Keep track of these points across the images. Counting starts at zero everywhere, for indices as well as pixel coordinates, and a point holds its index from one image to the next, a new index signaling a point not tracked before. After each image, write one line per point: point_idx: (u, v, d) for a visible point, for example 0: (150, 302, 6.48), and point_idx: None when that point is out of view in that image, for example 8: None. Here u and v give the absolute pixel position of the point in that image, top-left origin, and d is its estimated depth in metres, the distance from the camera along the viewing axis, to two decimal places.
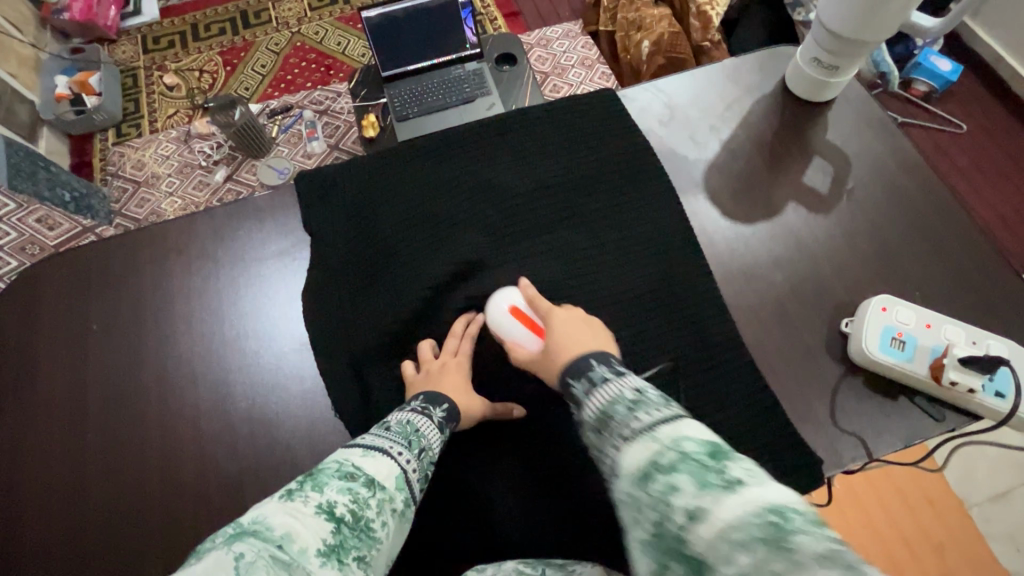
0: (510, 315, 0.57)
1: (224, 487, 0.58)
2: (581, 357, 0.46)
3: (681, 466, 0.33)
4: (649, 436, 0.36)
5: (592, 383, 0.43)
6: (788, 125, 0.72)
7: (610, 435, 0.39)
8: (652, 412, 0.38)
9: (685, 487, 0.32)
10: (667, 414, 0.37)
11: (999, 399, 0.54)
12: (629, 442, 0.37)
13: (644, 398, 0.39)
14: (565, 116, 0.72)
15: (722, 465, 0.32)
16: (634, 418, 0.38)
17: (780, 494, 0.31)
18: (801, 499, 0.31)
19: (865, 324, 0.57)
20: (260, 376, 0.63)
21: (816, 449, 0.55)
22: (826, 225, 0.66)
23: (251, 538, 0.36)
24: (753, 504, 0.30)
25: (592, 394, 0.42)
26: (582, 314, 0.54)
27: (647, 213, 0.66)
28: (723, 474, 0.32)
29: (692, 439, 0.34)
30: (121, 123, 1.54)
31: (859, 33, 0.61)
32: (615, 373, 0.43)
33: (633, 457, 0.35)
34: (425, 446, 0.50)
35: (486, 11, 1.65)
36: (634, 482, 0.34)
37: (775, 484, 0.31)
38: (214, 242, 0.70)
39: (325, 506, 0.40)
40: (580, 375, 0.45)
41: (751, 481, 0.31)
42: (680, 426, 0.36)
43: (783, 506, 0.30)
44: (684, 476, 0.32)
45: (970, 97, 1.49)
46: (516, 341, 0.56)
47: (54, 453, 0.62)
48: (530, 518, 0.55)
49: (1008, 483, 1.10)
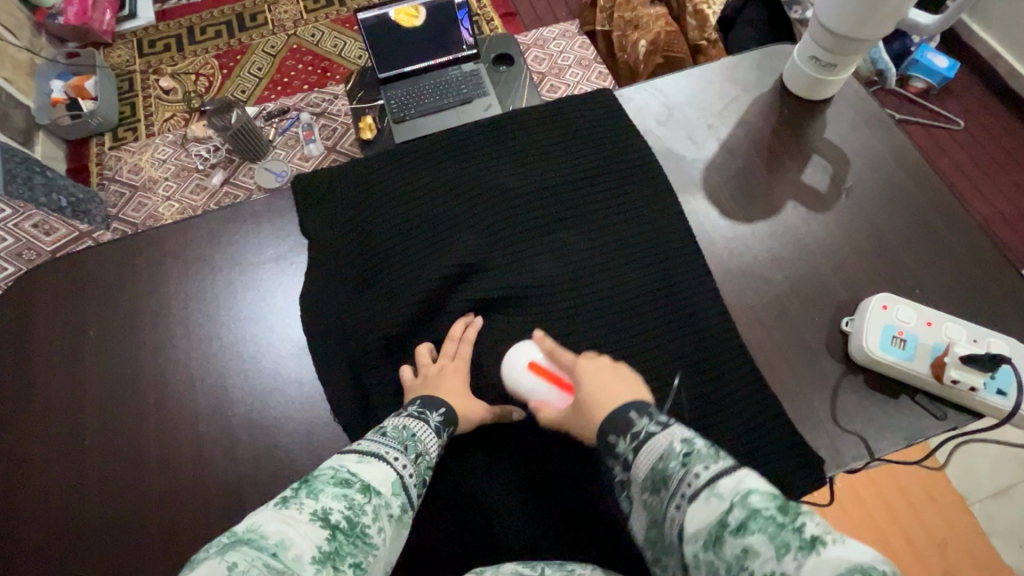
0: (532, 373, 0.56)
1: (221, 493, 0.58)
2: (622, 408, 0.48)
3: (753, 524, 0.35)
4: (714, 495, 0.38)
5: (639, 439, 0.45)
6: (785, 123, 0.72)
7: (672, 495, 0.41)
8: (711, 469, 0.40)
9: (761, 547, 0.34)
10: (725, 470, 0.39)
11: (1001, 397, 0.54)
12: (695, 503, 0.39)
13: (696, 451, 0.42)
14: (563, 117, 0.72)
15: (794, 521, 0.34)
16: (693, 476, 0.40)
17: (854, 550, 0.33)
18: (874, 553, 0.32)
19: (866, 323, 0.57)
20: (259, 380, 0.63)
21: (817, 448, 0.55)
22: (825, 223, 0.66)
23: (244, 547, 0.35)
24: (831, 562, 0.32)
25: (643, 451, 0.44)
26: (607, 360, 0.54)
27: (645, 213, 0.66)
28: (797, 531, 0.34)
29: (758, 494, 0.37)
30: (117, 127, 1.54)
31: (855, 31, 0.61)
32: (660, 425, 0.45)
33: (704, 519, 0.38)
34: (422, 451, 0.50)
35: (482, 12, 1.65)
36: (709, 546, 0.36)
37: (847, 540, 0.33)
38: (211, 246, 0.69)
39: (319, 513, 0.39)
40: (624, 430, 0.46)
41: (824, 537, 0.33)
42: (742, 482, 0.38)
43: (861, 559, 0.32)
44: (759, 536, 0.34)
45: (968, 93, 1.49)
46: (544, 402, 0.55)
47: (51, 459, 0.61)
48: (530, 521, 0.55)
49: (1010, 480, 1.09)
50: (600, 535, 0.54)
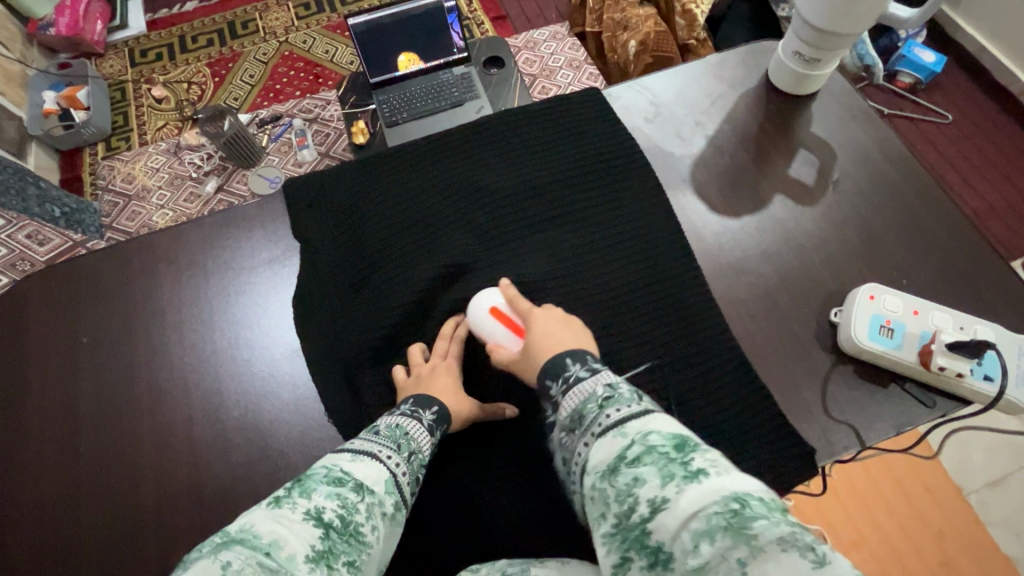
0: (490, 315, 0.57)
1: (217, 496, 0.58)
2: (557, 355, 0.49)
3: (648, 459, 0.37)
4: (619, 432, 0.40)
5: (568, 384, 0.47)
6: (772, 118, 0.72)
7: (583, 431, 0.43)
8: (622, 409, 0.42)
9: (650, 478, 0.36)
10: (636, 411, 0.41)
11: (987, 382, 0.54)
12: (602, 438, 0.41)
13: (615, 395, 0.43)
14: (551, 116, 0.72)
15: (684, 456, 0.36)
16: (604, 415, 0.42)
17: (736, 482, 0.35)
18: (756, 487, 0.34)
19: (854, 313, 0.58)
20: (253, 383, 0.63)
21: (809, 438, 0.56)
22: (812, 217, 0.67)
23: (238, 547, 0.36)
24: (711, 491, 0.34)
25: (568, 393, 0.46)
26: (560, 313, 0.55)
27: (634, 209, 0.66)
28: (684, 464, 0.36)
29: (658, 433, 0.39)
30: (109, 136, 1.54)
31: (837, 26, 0.62)
32: (590, 371, 0.47)
33: (605, 452, 0.39)
34: (415, 449, 0.50)
35: (473, 16, 1.66)
36: (604, 475, 0.38)
37: (731, 473, 0.35)
38: (204, 251, 0.70)
39: (313, 512, 0.40)
40: (557, 375, 0.48)
41: (710, 471, 0.35)
42: (648, 422, 0.40)
43: (742, 492, 0.34)
44: (648, 467, 0.36)
45: (955, 87, 1.51)
46: (498, 343, 0.56)
47: (46, 468, 0.61)
48: (526, 515, 0.55)
49: (1005, 469, 1.10)
50: None
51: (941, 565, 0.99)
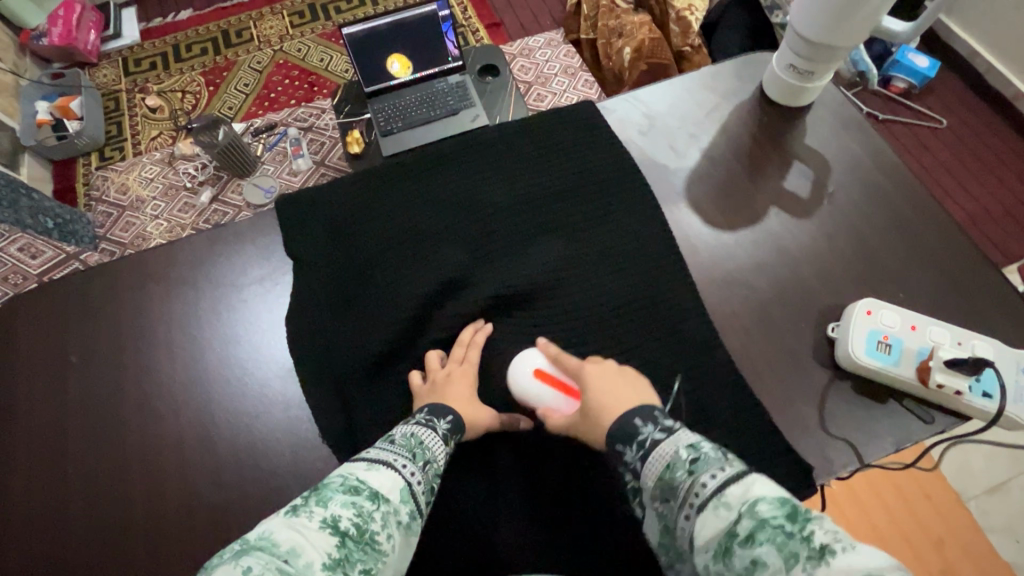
0: (536, 380, 0.56)
1: (207, 521, 0.57)
2: (624, 416, 0.48)
3: (761, 535, 0.35)
4: (721, 503, 0.38)
5: (644, 447, 0.46)
6: (766, 130, 0.72)
7: (680, 504, 0.41)
8: (717, 475, 0.40)
9: (770, 559, 0.34)
10: (732, 476, 0.39)
11: (986, 399, 0.54)
12: (704, 512, 0.39)
13: (702, 459, 0.42)
14: (544, 129, 0.72)
15: (801, 530, 0.34)
16: (700, 484, 0.40)
17: (865, 558, 0.32)
18: (888, 561, 0.31)
19: (851, 329, 0.57)
20: (244, 403, 0.62)
21: (806, 456, 0.55)
22: (807, 229, 0.66)
23: (256, 553, 0.35)
24: (841, 575, 0.31)
25: (649, 459, 0.44)
26: (612, 364, 0.54)
27: (629, 223, 0.66)
28: (805, 541, 0.33)
29: (765, 501, 0.36)
30: (103, 147, 1.53)
31: (831, 38, 0.61)
32: (665, 429, 0.46)
33: (712, 529, 0.38)
34: (430, 458, 0.49)
35: (467, 23, 1.66)
36: (717, 556, 0.37)
37: (857, 546, 0.33)
38: (194, 268, 0.69)
39: (329, 520, 0.39)
40: (630, 439, 0.47)
41: (836, 546, 0.33)
42: (750, 489, 0.38)
43: (874, 572, 0.31)
44: (765, 546, 0.34)
45: (948, 92, 1.51)
46: (550, 407, 0.55)
47: (32, 492, 0.60)
48: (523, 538, 0.54)
49: (1004, 474, 1.10)
50: (593, 553, 0.54)
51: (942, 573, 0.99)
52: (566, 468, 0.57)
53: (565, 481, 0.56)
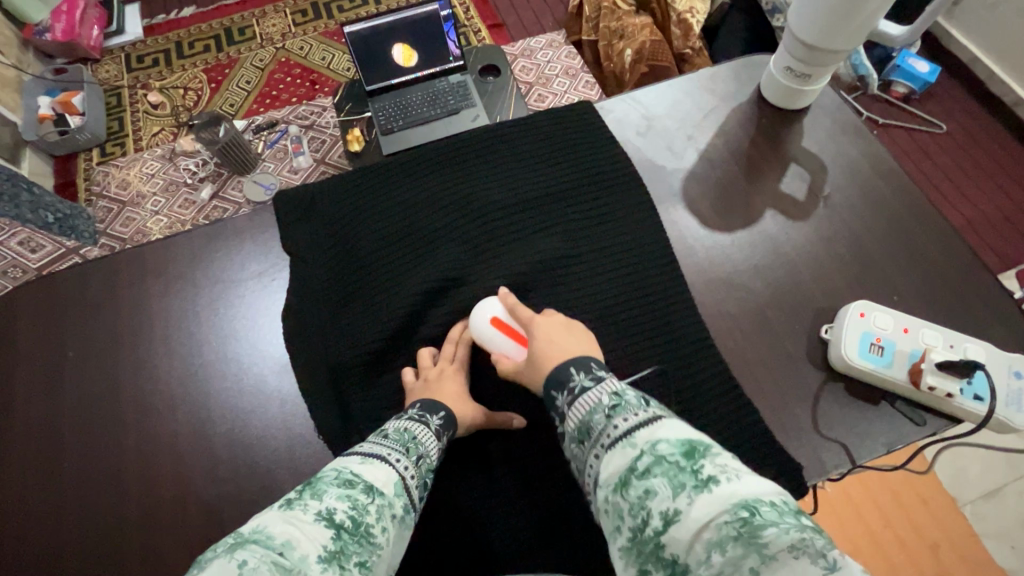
0: (492, 327, 0.57)
1: (202, 513, 0.57)
2: (562, 365, 0.48)
3: (658, 469, 0.36)
4: (628, 442, 0.39)
5: (572, 393, 0.45)
6: (763, 132, 0.73)
7: (592, 443, 0.42)
8: (630, 417, 0.40)
9: (662, 490, 0.35)
10: (643, 418, 0.40)
11: (977, 401, 0.54)
12: (612, 449, 0.40)
13: (622, 402, 0.42)
14: (543, 128, 0.73)
15: (695, 465, 0.35)
16: (613, 425, 0.41)
17: (749, 487, 0.34)
18: (765, 490, 0.34)
19: (844, 330, 0.57)
20: (240, 398, 0.63)
21: (799, 457, 0.55)
22: (803, 231, 0.67)
23: (252, 546, 0.35)
24: (722, 500, 0.33)
25: (573, 403, 0.44)
26: (564, 319, 0.55)
27: (625, 222, 0.66)
28: (694, 473, 0.35)
29: (667, 441, 0.38)
30: (105, 142, 1.53)
31: (828, 40, 0.62)
32: (594, 377, 0.46)
33: (615, 465, 0.38)
34: (423, 453, 0.49)
35: (469, 23, 1.66)
36: (615, 490, 0.37)
37: (743, 477, 0.35)
38: (192, 263, 0.69)
39: (324, 513, 0.39)
40: (562, 385, 0.46)
41: (721, 477, 0.34)
42: (656, 430, 0.39)
43: (751, 499, 0.33)
44: (659, 478, 0.36)
45: (949, 97, 1.52)
46: (503, 353, 0.56)
47: (29, 484, 0.61)
48: (516, 535, 0.54)
49: (999, 480, 1.10)
50: (585, 552, 0.54)
51: None
52: (559, 465, 0.57)
53: (560, 477, 0.56)
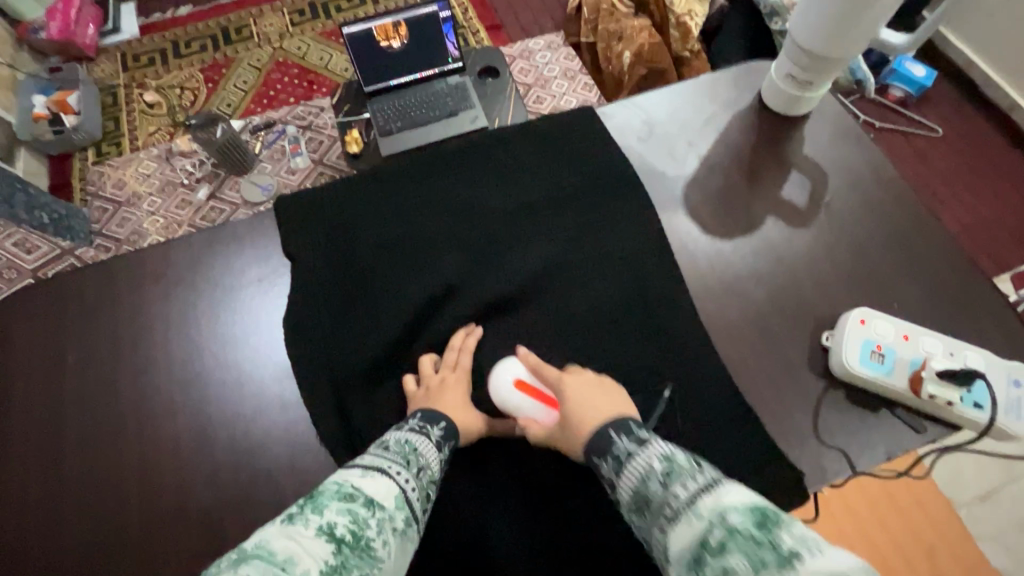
0: (517, 390, 0.56)
1: (202, 520, 0.57)
2: (600, 430, 0.49)
3: (731, 543, 0.35)
4: (694, 513, 0.39)
5: (620, 460, 0.47)
6: (764, 139, 0.73)
7: (654, 516, 0.42)
8: (688, 484, 0.41)
9: (740, 566, 0.34)
10: (702, 485, 0.41)
11: (977, 410, 0.55)
12: (677, 521, 0.40)
13: (674, 468, 0.43)
14: (545, 134, 0.72)
15: (771, 537, 0.35)
16: (672, 494, 0.41)
17: (835, 564, 0.32)
18: (856, 567, 0.32)
19: (845, 338, 0.58)
20: (241, 405, 0.62)
21: (800, 464, 0.55)
22: (803, 238, 0.67)
23: (254, 562, 0.35)
24: None
25: (624, 470, 0.46)
26: (591, 376, 0.55)
27: (627, 229, 0.67)
28: (773, 548, 0.34)
29: (735, 510, 0.37)
30: (100, 142, 1.52)
31: (831, 47, 0.62)
32: (640, 443, 0.47)
33: (684, 539, 0.38)
34: (424, 465, 0.49)
35: (468, 24, 1.66)
36: (690, 569, 0.37)
37: (827, 552, 0.33)
38: (192, 268, 0.69)
39: (325, 527, 0.39)
40: (606, 452, 0.48)
41: (801, 552, 0.34)
42: (720, 498, 0.39)
43: None
44: (735, 553, 0.35)
45: (944, 101, 1.53)
46: (531, 418, 0.56)
47: (26, 491, 0.60)
48: (518, 543, 0.55)
49: (995, 482, 1.11)
50: (586, 559, 0.54)
51: None
52: (560, 472, 0.57)
53: (561, 484, 0.56)
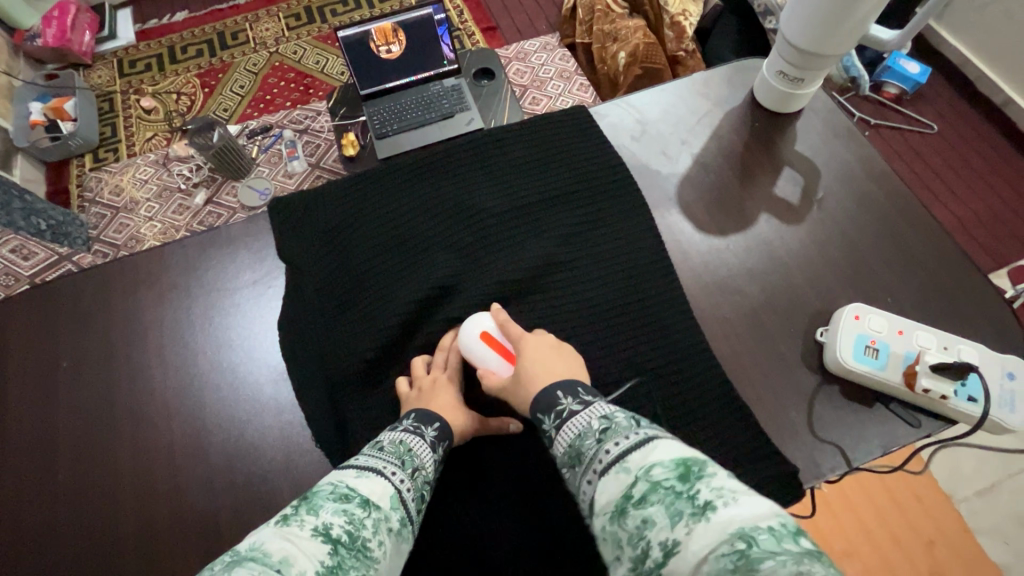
0: (481, 341, 0.57)
1: (199, 524, 0.57)
2: (548, 389, 0.49)
3: (653, 496, 0.36)
4: (622, 468, 0.39)
5: (561, 417, 0.47)
6: (757, 137, 0.73)
7: (585, 469, 0.42)
8: (622, 441, 0.41)
9: (658, 519, 0.35)
10: (635, 441, 0.41)
11: (971, 403, 0.55)
12: (606, 476, 0.40)
13: (611, 426, 0.43)
14: (538, 134, 0.73)
15: (689, 489, 0.36)
16: (604, 451, 0.41)
17: (744, 515, 0.33)
18: (766, 516, 0.33)
19: (839, 334, 0.58)
20: (236, 407, 0.63)
21: (796, 461, 0.55)
22: (796, 235, 0.67)
23: (249, 564, 0.35)
24: (720, 530, 0.33)
25: (563, 427, 0.46)
26: (552, 339, 0.55)
27: (621, 228, 0.67)
28: (691, 499, 0.35)
29: (661, 464, 0.38)
30: (97, 148, 1.52)
31: (820, 45, 0.62)
32: (581, 402, 0.47)
33: (610, 493, 0.39)
34: (418, 465, 0.49)
35: (463, 27, 1.66)
36: (613, 519, 0.38)
37: (740, 502, 0.34)
38: (186, 273, 0.69)
39: (321, 528, 0.39)
40: (549, 409, 0.48)
41: (717, 503, 0.34)
42: (650, 454, 0.39)
43: (751, 528, 0.32)
44: (655, 505, 0.36)
45: (940, 97, 1.53)
46: (489, 369, 0.56)
47: (21, 498, 0.60)
48: (514, 543, 0.54)
49: (996, 477, 1.10)
50: (582, 559, 0.54)
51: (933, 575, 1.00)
52: (556, 472, 0.57)
53: (557, 485, 0.56)
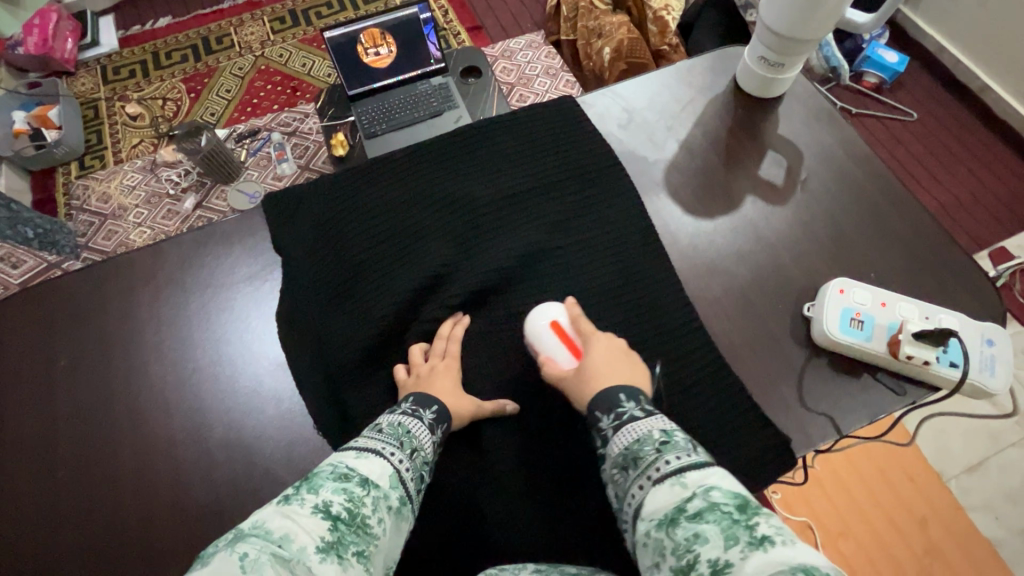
0: (549, 329, 0.58)
1: (200, 517, 0.58)
2: (613, 388, 0.52)
3: (711, 516, 0.38)
4: (680, 483, 0.42)
5: (621, 419, 0.50)
6: (740, 122, 0.75)
7: (638, 474, 0.45)
8: (681, 458, 0.44)
9: (713, 536, 0.37)
10: (695, 462, 0.43)
11: (952, 368, 0.57)
12: (662, 486, 0.42)
13: (672, 442, 0.46)
14: (527, 124, 0.74)
15: (748, 519, 0.37)
16: (663, 462, 0.44)
17: (804, 554, 0.34)
18: (827, 562, 0.33)
19: (825, 309, 0.60)
20: (237, 400, 0.63)
21: (787, 432, 0.57)
22: (781, 215, 0.69)
23: (251, 539, 0.36)
24: (776, 560, 0.33)
25: (622, 429, 0.49)
26: (621, 344, 0.57)
27: (611, 213, 0.68)
28: (749, 528, 0.36)
29: (721, 490, 0.40)
30: (83, 155, 1.51)
31: (798, 29, 0.64)
32: (646, 411, 0.50)
33: (664, 503, 0.41)
34: (417, 446, 0.50)
35: (448, 27, 1.68)
36: (661, 526, 0.40)
37: (799, 545, 0.35)
38: (181, 270, 0.69)
39: (321, 505, 0.40)
40: (610, 409, 0.51)
41: (775, 537, 0.35)
42: (710, 478, 0.41)
43: (812, 566, 0.33)
44: (711, 524, 0.37)
45: (917, 85, 1.56)
46: (552, 357, 0.57)
47: (21, 498, 0.60)
48: (516, 523, 0.55)
49: (982, 452, 1.13)
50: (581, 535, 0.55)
51: (925, 551, 1.02)
52: (554, 453, 0.58)
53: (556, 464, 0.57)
